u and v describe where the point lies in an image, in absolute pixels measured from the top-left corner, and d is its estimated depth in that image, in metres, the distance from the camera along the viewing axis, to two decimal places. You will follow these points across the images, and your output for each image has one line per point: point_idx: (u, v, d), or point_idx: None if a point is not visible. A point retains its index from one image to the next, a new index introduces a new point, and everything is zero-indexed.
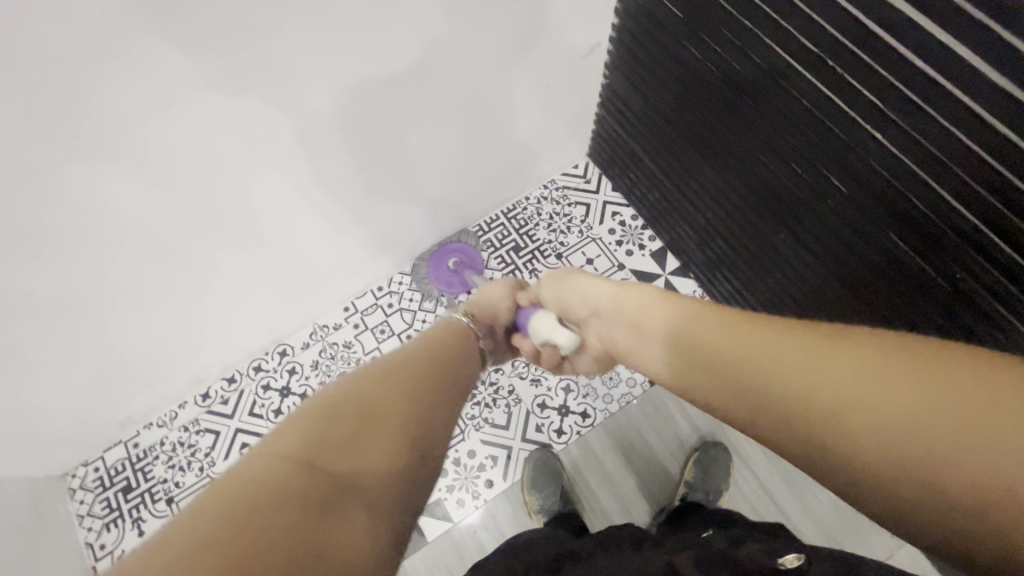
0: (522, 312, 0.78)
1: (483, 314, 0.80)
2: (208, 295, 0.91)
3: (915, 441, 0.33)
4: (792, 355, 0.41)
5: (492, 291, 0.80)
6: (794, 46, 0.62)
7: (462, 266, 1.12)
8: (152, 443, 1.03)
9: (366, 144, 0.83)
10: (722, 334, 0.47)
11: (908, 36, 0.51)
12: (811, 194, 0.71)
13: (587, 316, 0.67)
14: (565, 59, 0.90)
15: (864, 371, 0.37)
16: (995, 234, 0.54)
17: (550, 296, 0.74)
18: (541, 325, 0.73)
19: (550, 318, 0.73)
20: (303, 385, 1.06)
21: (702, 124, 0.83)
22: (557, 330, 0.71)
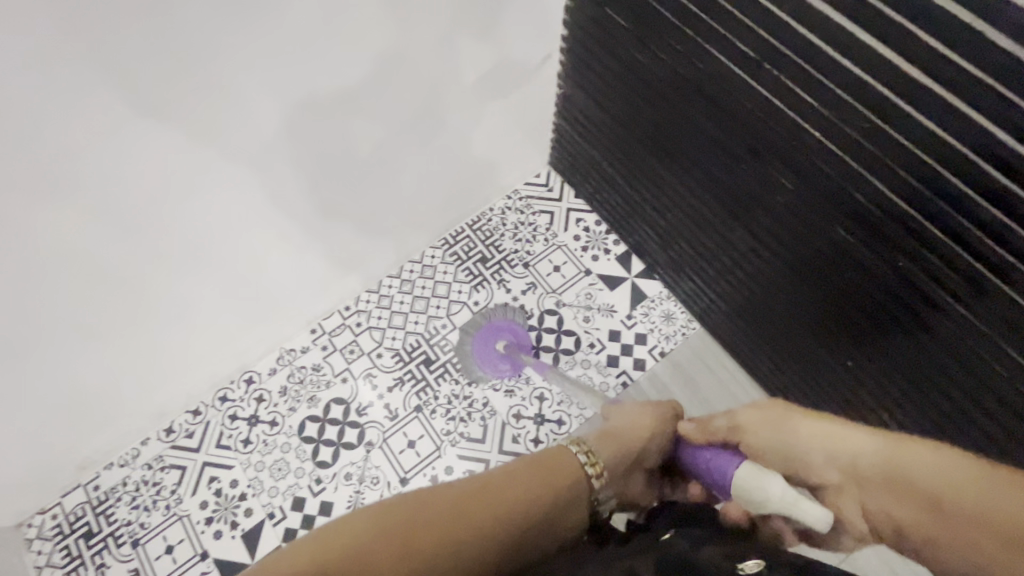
0: (706, 456, 0.61)
1: (616, 450, 0.66)
2: (167, 325, 0.88)
3: (982, 525, 0.45)
4: (883, 446, 0.53)
5: (629, 420, 0.69)
6: (731, 50, 0.64)
7: (512, 349, 1.06)
8: (114, 484, 0.98)
9: (323, 163, 0.82)
10: (827, 427, 0.57)
11: (831, 35, 0.54)
12: (762, 191, 0.73)
13: (802, 470, 0.58)
14: (518, 71, 0.91)
15: (953, 472, 0.49)
16: (925, 219, 0.57)
17: (762, 436, 0.60)
18: (752, 480, 0.54)
19: (785, 482, 0.52)
20: (271, 413, 1.02)
21: (656, 129, 0.84)
22: (801, 498, 0.51)
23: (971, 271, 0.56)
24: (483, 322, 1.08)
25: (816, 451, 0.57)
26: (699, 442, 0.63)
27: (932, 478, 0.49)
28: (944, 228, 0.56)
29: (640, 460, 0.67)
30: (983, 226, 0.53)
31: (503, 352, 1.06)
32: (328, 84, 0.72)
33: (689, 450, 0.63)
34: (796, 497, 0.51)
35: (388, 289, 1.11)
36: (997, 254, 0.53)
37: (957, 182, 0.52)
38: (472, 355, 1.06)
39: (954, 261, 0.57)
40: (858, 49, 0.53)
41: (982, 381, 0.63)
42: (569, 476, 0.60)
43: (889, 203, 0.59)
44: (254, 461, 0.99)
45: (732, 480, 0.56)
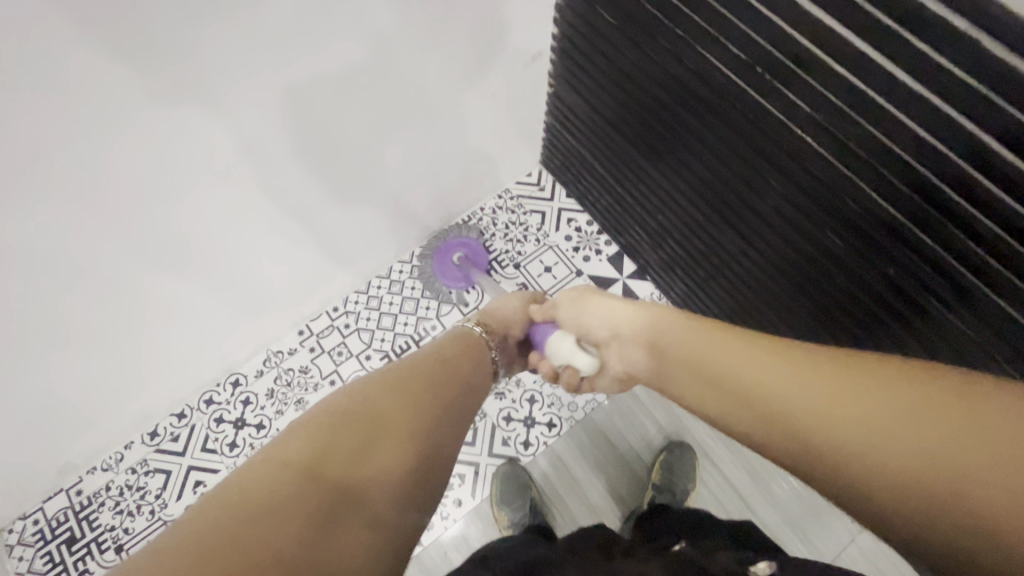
0: (539, 328, 0.73)
1: (495, 327, 0.76)
2: (147, 326, 0.86)
3: (879, 451, 0.37)
4: (789, 373, 0.43)
5: (505, 304, 0.77)
6: (723, 53, 0.63)
7: (466, 262, 1.11)
8: (97, 489, 0.96)
9: (307, 163, 0.81)
10: (729, 358, 0.48)
11: (823, 39, 0.53)
12: (753, 195, 0.73)
13: (609, 339, 0.64)
14: (507, 71, 0.89)
15: (869, 387, 0.39)
16: (919, 229, 0.56)
17: (569, 315, 0.69)
18: (557, 342, 0.69)
19: (570, 339, 0.68)
20: (258, 416, 1.01)
21: (646, 130, 0.84)
22: (578, 352, 0.67)
23: (963, 282, 0.56)
24: (437, 242, 1.11)
25: (601, 325, 0.64)
26: (540, 318, 0.74)
27: (805, 394, 0.41)
28: (935, 238, 0.55)
29: (510, 333, 0.77)
30: (978, 239, 0.52)
31: (459, 266, 1.10)
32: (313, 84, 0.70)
33: (534, 326, 0.75)
34: (575, 351, 0.67)
35: (377, 290, 1.10)
36: (990, 267, 0.53)
37: (951, 194, 0.52)
38: (433, 269, 1.10)
39: (945, 271, 0.57)
40: (848, 56, 0.52)
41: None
42: (459, 355, 0.70)
43: (883, 212, 0.58)
44: (241, 464, 0.98)
45: (548, 340, 0.71)
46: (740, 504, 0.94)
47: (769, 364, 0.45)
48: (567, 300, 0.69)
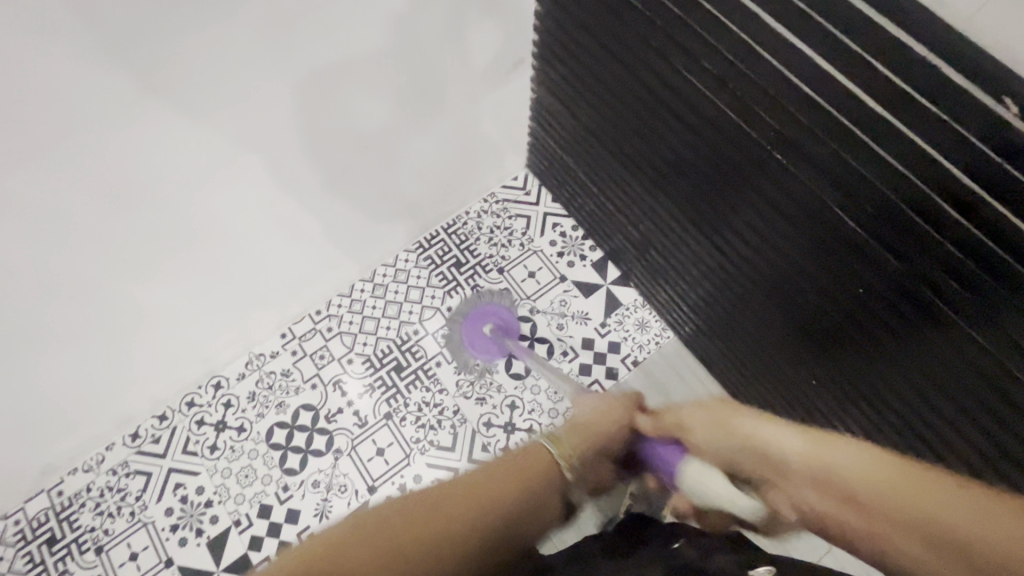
0: (659, 451, 0.55)
1: (585, 439, 0.56)
2: (125, 331, 0.86)
3: (915, 523, 0.41)
4: (849, 455, 0.46)
5: (603, 411, 0.59)
6: (694, 67, 0.64)
7: (499, 333, 1.07)
8: (78, 490, 0.97)
9: (284, 170, 0.81)
10: (778, 462, 0.49)
11: (788, 56, 0.54)
12: (728, 207, 0.72)
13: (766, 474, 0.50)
14: (489, 77, 0.90)
15: (909, 487, 0.43)
16: (880, 246, 0.57)
17: (718, 432, 0.54)
18: (701, 478, 0.51)
19: (723, 481, 0.50)
20: (239, 419, 1.01)
21: (624, 139, 0.84)
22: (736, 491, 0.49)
23: (928, 304, 0.56)
24: (471, 307, 1.08)
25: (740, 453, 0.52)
26: (652, 432, 0.57)
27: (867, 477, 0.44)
28: (898, 256, 0.56)
29: (603, 453, 0.57)
30: (942, 261, 0.52)
31: (491, 336, 1.07)
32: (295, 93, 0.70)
33: (644, 442, 0.57)
34: (737, 493, 0.49)
35: (360, 293, 1.10)
36: (953, 289, 0.53)
37: (917, 215, 0.52)
38: (461, 336, 1.06)
39: (910, 289, 0.57)
40: (811, 76, 0.53)
41: (940, 412, 0.63)
42: (537, 462, 0.51)
43: (853, 230, 0.58)
44: (220, 467, 0.98)
45: (678, 468, 0.53)
46: None
47: (851, 465, 0.45)
48: (699, 417, 0.56)
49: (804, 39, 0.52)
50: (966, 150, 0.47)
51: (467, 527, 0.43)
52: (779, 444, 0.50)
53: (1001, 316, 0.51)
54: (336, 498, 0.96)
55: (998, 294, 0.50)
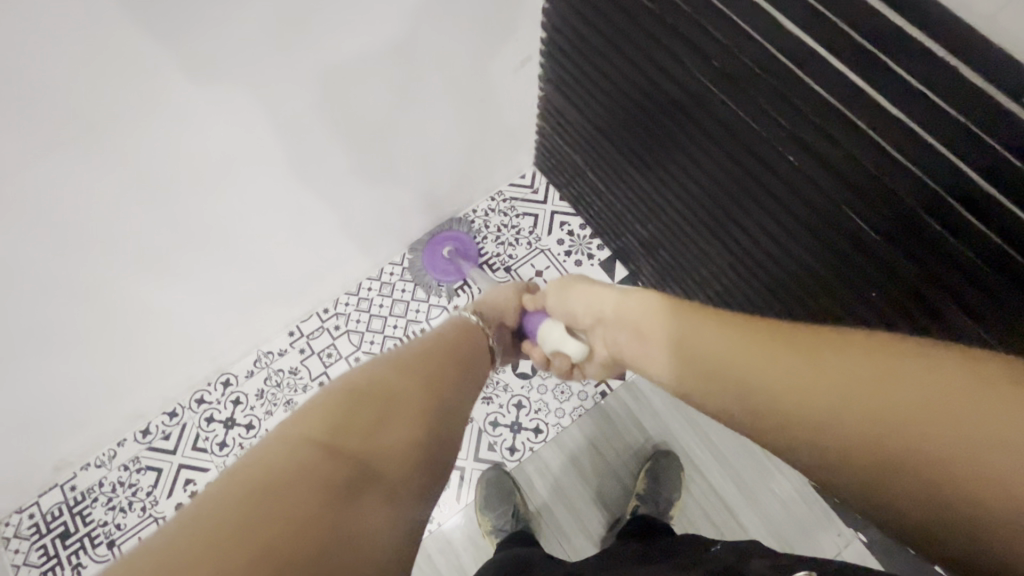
0: (532, 318, 0.74)
1: (495, 317, 0.75)
2: (135, 331, 0.87)
3: (902, 440, 0.36)
4: (918, 376, 0.37)
5: (501, 292, 0.77)
6: (706, 67, 0.62)
7: (456, 255, 1.12)
8: (91, 484, 0.98)
9: (291, 173, 0.81)
10: (773, 364, 0.43)
11: (803, 57, 0.53)
12: (739, 209, 0.71)
13: (592, 324, 0.65)
14: (499, 77, 0.89)
15: (917, 394, 0.36)
16: (891, 250, 0.56)
17: (558, 304, 0.69)
18: (550, 333, 0.69)
19: (560, 327, 0.69)
20: (248, 416, 1.02)
21: (632, 139, 0.83)
22: (567, 339, 0.68)
23: (942, 309, 0.56)
24: (430, 235, 1.12)
25: (585, 311, 0.64)
26: (531, 308, 0.74)
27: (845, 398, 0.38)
28: (908, 260, 0.55)
29: (504, 325, 0.76)
30: (958, 268, 0.52)
31: (450, 258, 1.11)
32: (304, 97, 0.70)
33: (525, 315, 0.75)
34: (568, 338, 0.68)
35: (367, 292, 1.10)
36: (971, 296, 0.52)
37: (931, 222, 0.51)
38: (422, 262, 1.11)
39: (921, 293, 0.56)
40: (827, 79, 0.52)
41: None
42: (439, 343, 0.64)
43: (867, 233, 0.57)
44: (230, 464, 0.99)
45: (540, 328, 0.72)
46: (727, 517, 0.94)
47: (855, 368, 0.39)
48: (554, 289, 0.70)
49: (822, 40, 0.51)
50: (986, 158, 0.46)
51: (405, 394, 0.53)
52: (771, 369, 0.42)
53: (1016, 323, 0.51)
54: None
55: (1015, 299, 0.50)
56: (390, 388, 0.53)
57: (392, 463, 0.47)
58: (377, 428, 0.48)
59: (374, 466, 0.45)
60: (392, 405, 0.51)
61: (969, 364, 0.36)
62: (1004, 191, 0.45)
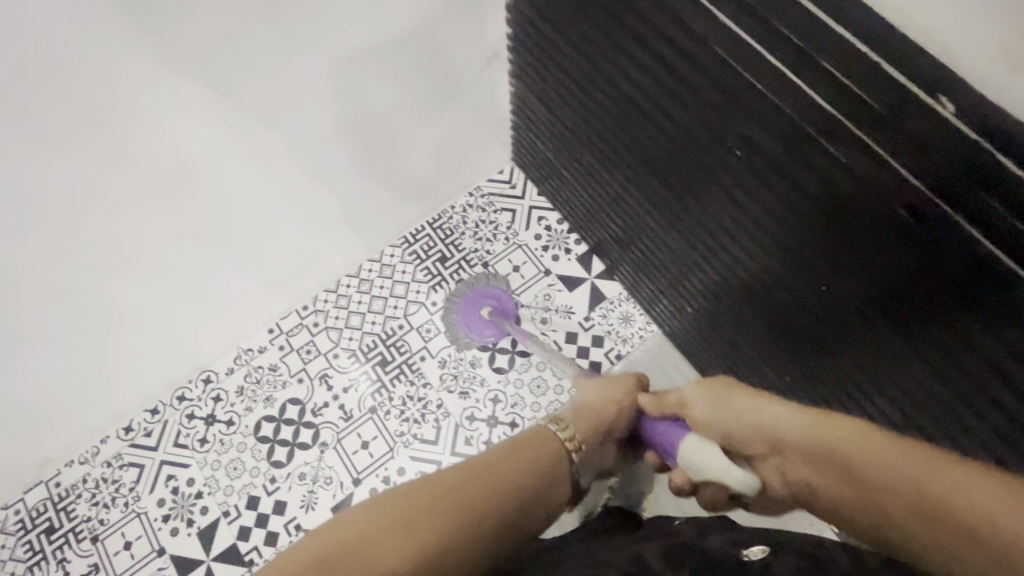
0: (663, 431, 0.62)
1: (587, 424, 0.65)
2: (112, 330, 0.88)
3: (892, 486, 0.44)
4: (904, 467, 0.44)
5: (603, 396, 0.67)
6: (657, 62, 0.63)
7: (495, 315, 1.07)
8: (75, 481, 1.00)
9: (257, 168, 0.82)
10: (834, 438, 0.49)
11: None
12: (706, 199, 0.72)
13: (770, 452, 0.55)
14: (465, 70, 0.90)
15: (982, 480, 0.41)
16: (849, 232, 0.57)
17: (706, 412, 0.59)
18: (700, 454, 0.55)
19: (718, 450, 0.54)
20: (228, 412, 1.03)
21: (600, 133, 0.83)
22: (733, 468, 0.53)
23: (914, 301, 0.56)
24: (466, 292, 1.09)
25: (745, 429, 0.56)
26: (654, 413, 0.63)
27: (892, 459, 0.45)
28: (864, 242, 0.56)
29: (608, 435, 0.65)
30: (911, 249, 0.53)
31: (488, 319, 1.07)
32: (263, 90, 0.72)
33: (647, 423, 0.64)
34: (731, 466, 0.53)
35: (346, 288, 1.11)
36: (924, 276, 0.53)
37: (884, 199, 0.52)
38: (456, 318, 1.08)
39: (880, 275, 0.57)
40: None
41: (918, 405, 0.62)
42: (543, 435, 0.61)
43: (839, 224, 0.57)
44: (210, 460, 1.00)
45: (679, 446, 0.57)
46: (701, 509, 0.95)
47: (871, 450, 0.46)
48: (697, 397, 0.61)
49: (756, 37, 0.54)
50: (915, 140, 0.48)
51: (507, 481, 0.54)
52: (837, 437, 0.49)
53: (965, 296, 0.51)
54: (322, 490, 0.98)
55: (965, 275, 0.50)
56: (476, 469, 0.53)
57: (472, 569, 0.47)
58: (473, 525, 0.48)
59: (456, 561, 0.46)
60: (470, 487, 0.51)
61: (949, 464, 0.43)
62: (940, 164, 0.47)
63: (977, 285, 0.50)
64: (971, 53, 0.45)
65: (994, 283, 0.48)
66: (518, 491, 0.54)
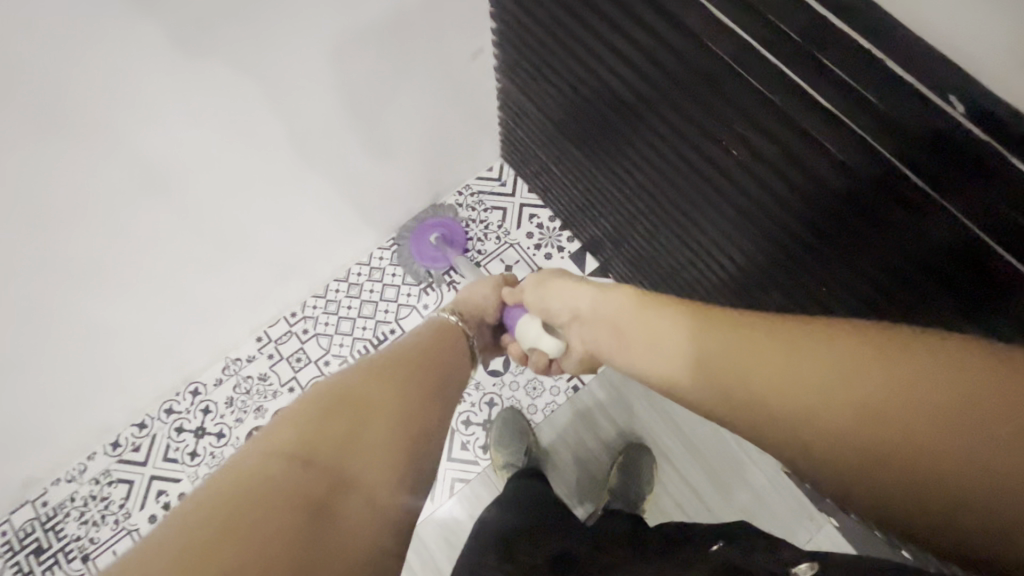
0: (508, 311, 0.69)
1: (470, 313, 0.71)
2: (91, 349, 0.85)
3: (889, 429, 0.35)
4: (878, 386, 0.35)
5: (475, 288, 0.72)
6: (648, 60, 0.61)
7: (442, 243, 1.08)
8: (62, 500, 0.97)
9: (234, 174, 0.79)
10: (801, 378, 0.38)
11: (739, 50, 0.51)
12: (700, 203, 0.70)
13: (569, 320, 0.59)
14: (452, 69, 0.88)
15: (951, 379, 0.34)
16: (838, 238, 0.55)
17: (534, 298, 0.64)
18: (526, 330, 0.64)
19: (537, 321, 0.64)
20: (218, 425, 1.01)
21: (589, 131, 0.81)
22: (544, 337, 0.63)
23: (899, 296, 0.54)
24: (415, 226, 1.09)
25: (563, 308, 0.59)
26: (512, 300, 0.69)
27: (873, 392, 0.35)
28: (857, 247, 0.54)
29: (482, 319, 0.72)
30: (907, 255, 0.50)
31: (437, 246, 1.08)
32: (241, 97, 0.68)
33: (505, 310, 0.70)
34: (544, 335, 0.63)
35: (335, 293, 1.08)
36: (922, 283, 0.51)
37: (876, 204, 0.49)
38: (410, 250, 1.08)
39: (876, 280, 0.54)
40: (762, 72, 0.51)
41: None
42: (436, 342, 0.67)
43: (833, 226, 0.55)
44: (202, 473, 0.99)
45: (518, 326, 0.66)
46: (702, 508, 0.94)
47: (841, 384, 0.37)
48: (532, 286, 0.64)
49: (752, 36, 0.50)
50: (911, 143, 0.44)
51: (398, 374, 0.58)
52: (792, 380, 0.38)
53: (967, 302, 0.49)
54: None
55: (962, 284, 0.48)
56: (384, 372, 0.58)
57: (378, 465, 0.50)
58: (370, 424, 0.52)
59: (358, 460, 0.49)
60: (382, 388, 0.56)
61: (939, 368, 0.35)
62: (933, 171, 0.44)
63: (961, 277, 0.48)
64: (991, 54, 0.38)
65: (981, 277, 0.47)
66: (415, 376, 0.59)
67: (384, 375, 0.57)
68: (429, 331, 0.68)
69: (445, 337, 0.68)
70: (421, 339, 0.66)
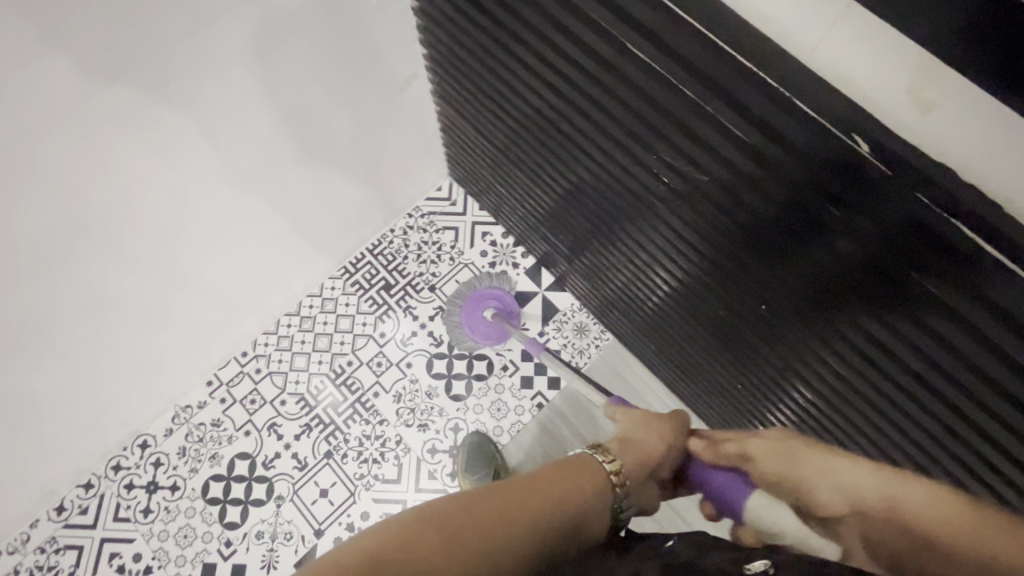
0: (722, 482, 0.49)
1: (643, 465, 0.52)
2: (28, 418, 0.81)
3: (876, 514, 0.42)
4: (849, 472, 0.44)
5: (650, 430, 0.54)
6: (571, 90, 0.61)
7: (500, 317, 1.02)
8: (5, 573, 0.92)
9: (165, 218, 0.76)
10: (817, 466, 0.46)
11: (652, 81, 0.52)
12: (636, 222, 0.71)
13: (800, 502, 0.46)
14: (386, 93, 0.86)
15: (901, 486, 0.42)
16: (768, 258, 0.57)
17: (776, 467, 0.47)
18: (768, 516, 0.44)
19: (791, 512, 0.44)
20: (171, 477, 0.97)
21: (524, 155, 0.81)
22: (809, 536, 0.42)
23: (819, 301, 0.55)
24: (468, 292, 1.04)
25: (814, 487, 0.45)
26: (713, 460, 0.51)
27: (852, 484, 0.44)
28: (790, 266, 0.55)
29: (657, 474, 0.52)
30: (835, 273, 0.51)
31: (492, 320, 1.02)
32: (159, 136, 0.66)
33: (700, 470, 0.51)
34: (812, 534, 0.42)
35: (287, 328, 1.05)
36: (849, 296, 0.52)
37: (795, 224, 0.51)
38: (461, 320, 1.02)
39: (808, 294, 0.56)
40: (677, 100, 0.51)
41: (870, 418, 0.62)
42: (588, 469, 0.49)
43: (763, 247, 0.56)
44: (157, 530, 0.94)
45: (742, 503, 0.47)
46: (671, 514, 0.95)
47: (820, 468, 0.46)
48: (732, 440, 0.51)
49: (664, 69, 0.50)
50: (820, 168, 0.46)
51: (528, 518, 0.40)
52: (785, 453, 0.48)
53: (888, 314, 0.51)
54: (282, 547, 0.93)
55: (885, 296, 0.49)
56: (523, 498, 0.41)
57: None
58: None
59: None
60: (497, 546, 0.37)
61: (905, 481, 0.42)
62: (845, 193, 0.46)
63: (865, 279, 0.50)
64: (891, 93, 0.40)
65: (893, 283, 0.48)
66: (543, 532, 0.41)
67: (507, 527, 0.38)
68: (586, 469, 0.48)
69: (591, 476, 0.48)
70: (581, 464, 0.49)
